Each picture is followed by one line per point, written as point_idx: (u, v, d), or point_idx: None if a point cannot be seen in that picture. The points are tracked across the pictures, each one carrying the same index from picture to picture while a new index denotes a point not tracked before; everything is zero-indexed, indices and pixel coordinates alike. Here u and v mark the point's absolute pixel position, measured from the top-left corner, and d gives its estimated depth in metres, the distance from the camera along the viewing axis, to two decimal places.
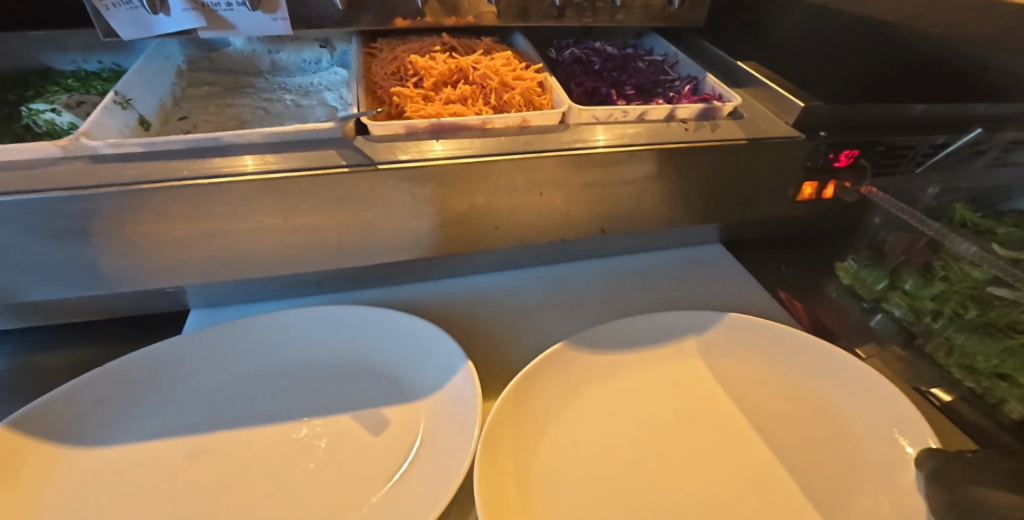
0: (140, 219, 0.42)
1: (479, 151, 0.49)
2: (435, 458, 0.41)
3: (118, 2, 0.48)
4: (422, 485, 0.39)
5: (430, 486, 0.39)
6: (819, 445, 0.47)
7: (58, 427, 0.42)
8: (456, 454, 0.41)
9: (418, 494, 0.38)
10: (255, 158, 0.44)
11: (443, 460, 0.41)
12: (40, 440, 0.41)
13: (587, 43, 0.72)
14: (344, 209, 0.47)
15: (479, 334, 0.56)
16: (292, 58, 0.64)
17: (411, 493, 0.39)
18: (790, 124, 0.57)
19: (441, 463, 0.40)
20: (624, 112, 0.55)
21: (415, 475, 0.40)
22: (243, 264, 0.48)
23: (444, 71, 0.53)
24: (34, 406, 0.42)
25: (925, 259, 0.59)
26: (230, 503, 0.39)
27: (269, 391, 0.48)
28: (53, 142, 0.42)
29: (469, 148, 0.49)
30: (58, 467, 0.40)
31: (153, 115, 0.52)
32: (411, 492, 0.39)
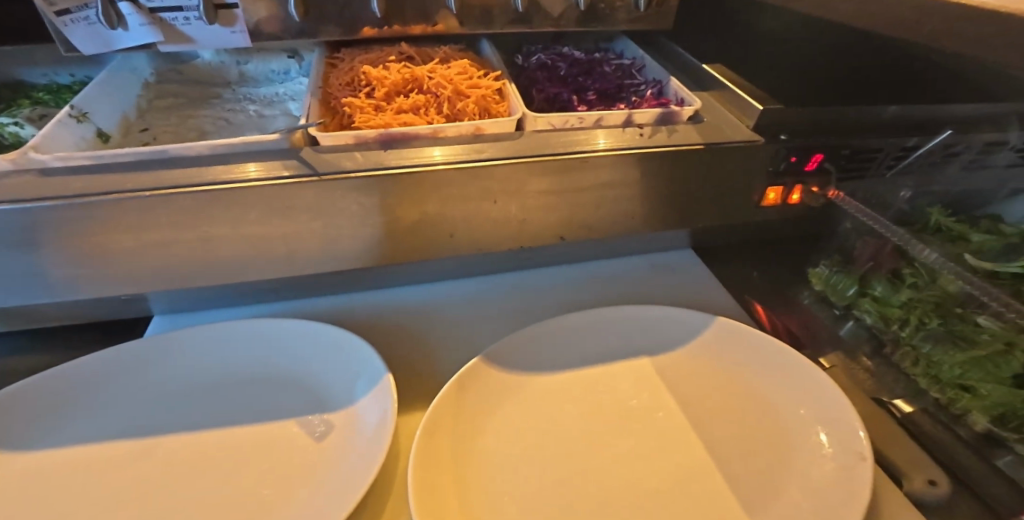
0: (88, 230, 0.43)
1: (426, 160, 0.49)
2: (352, 469, 0.41)
3: (76, 17, 0.49)
4: (332, 497, 0.39)
5: (338, 501, 0.38)
6: (760, 455, 0.45)
7: None
8: (366, 464, 0.40)
9: (327, 506, 0.38)
10: (201, 170, 0.45)
11: (356, 472, 0.40)
12: None
13: (556, 48, 0.72)
14: (292, 219, 0.47)
15: (436, 342, 0.56)
16: (259, 68, 0.66)
17: (320, 504, 0.39)
18: (751, 129, 0.56)
19: (355, 475, 0.40)
20: (579, 118, 0.55)
21: (329, 487, 0.40)
22: (195, 272, 0.48)
23: (397, 80, 0.53)
24: None
25: (892, 264, 0.58)
26: (153, 508, 0.39)
27: (206, 401, 0.48)
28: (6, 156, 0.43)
29: (416, 157, 0.49)
30: None
31: (114, 128, 0.53)
32: (321, 504, 0.39)
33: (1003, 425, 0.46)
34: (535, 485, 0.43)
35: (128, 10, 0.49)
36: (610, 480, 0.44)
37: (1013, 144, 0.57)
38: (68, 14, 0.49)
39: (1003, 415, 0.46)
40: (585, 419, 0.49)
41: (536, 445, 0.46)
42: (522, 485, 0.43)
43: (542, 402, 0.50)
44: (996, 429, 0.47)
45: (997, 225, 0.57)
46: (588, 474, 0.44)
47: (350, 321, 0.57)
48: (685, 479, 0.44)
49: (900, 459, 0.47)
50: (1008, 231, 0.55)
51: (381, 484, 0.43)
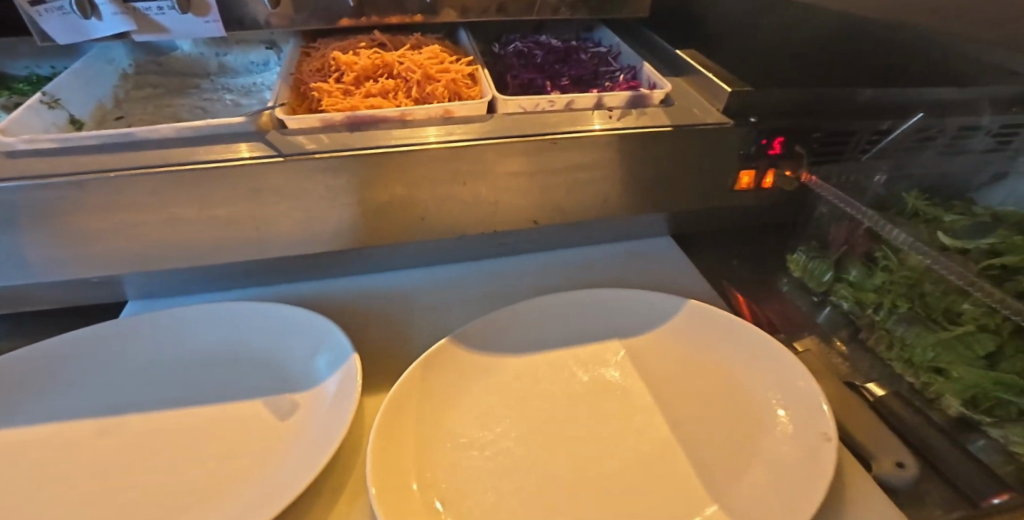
0: (55, 212, 0.44)
1: (393, 141, 0.49)
2: (312, 444, 0.41)
3: (50, 7, 0.50)
4: (291, 471, 0.39)
5: (296, 475, 0.38)
6: (728, 435, 0.45)
7: None
8: (326, 439, 0.41)
9: (286, 480, 0.38)
10: (168, 152, 0.45)
11: (316, 446, 0.41)
12: None
13: (533, 37, 0.72)
14: (260, 200, 0.48)
15: (410, 324, 0.56)
16: (239, 60, 0.67)
17: (279, 478, 0.39)
18: (721, 110, 0.56)
19: (314, 449, 0.40)
20: (549, 101, 0.55)
21: (289, 462, 0.40)
22: (166, 253, 0.49)
23: (367, 65, 0.54)
24: None
25: (865, 247, 0.58)
26: (113, 483, 0.39)
27: (174, 381, 0.48)
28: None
29: (384, 139, 0.49)
30: None
31: (88, 115, 0.54)
32: (280, 478, 0.39)
33: (974, 407, 0.45)
34: (497, 458, 0.44)
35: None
36: (574, 460, 0.44)
37: (989, 128, 0.58)
38: (42, 4, 0.49)
39: (974, 397, 0.45)
40: (552, 402, 0.49)
41: (502, 425, 0.47)
42: (484, 459, 0.43)
43: (510, 383, 0.50)
44: (968, 412, 0.46)
45: (970, 207, 0.57)
46: (555, 455, 0.44)
47: (324, 305, 0.57)
48: (648, 457, 0.44)
49: (867, 440, 0.45)
50: (980, 214, 0.55)
51: (345, 461, 0.43)
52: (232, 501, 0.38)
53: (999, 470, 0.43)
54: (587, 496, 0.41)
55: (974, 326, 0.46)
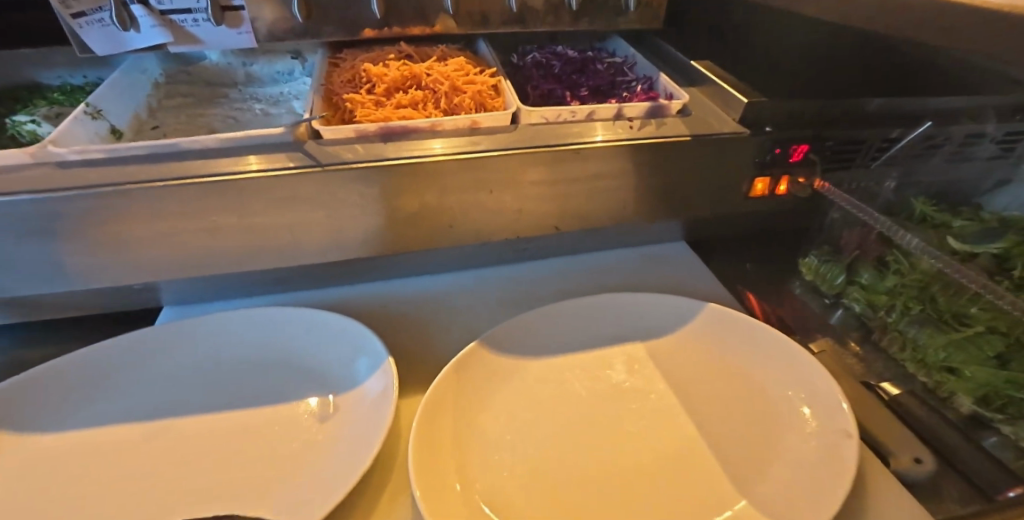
0: (102, 220, 0.45)
1: (425, 152, 0.51)
2: (353, 443, 0.43)
3: (91, 20, 0.52)
4: (335, 470, 0.41)
5: (341, 474, 0.40)
6: (752, 434, 0.47)
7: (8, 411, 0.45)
8: (367, 439, 0.42)
9: (331, 479, 0.40)
10: (210, 162, 0.47)
11: (358, 446, 0.42)
12: None
13: (551, 48, 0.74)
14: (296, 208, 0.49)
15: (437, 329, 0.58)
16: (265, 69, 0.68)
17: (324, 477, 0.41)
18: (737, 120, 0.58)
19: (356, 449, 0.42)
20: (572, 112, 0.57)
21: (332, 461, 0.42)
22: (204, 260, 0.51)
23: (396, 77, 0.56)
24: None
25: (878, 252, 0.60)
26: (162, 482, 0.41)
27: (212, 384, 0.50)
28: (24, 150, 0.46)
29: (415, 149, 0.51)
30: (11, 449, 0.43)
31: (126, 125, 0.55)
32: (324, 477, 0.41)
33: (986, 405, 0.47)
34: (530, 459, 0.45)
35: (140, 12, 0.52)
36: (604, 460, 0.45)
37: (992, 136, 0.59)
38: (83, 17, 0.51)
39: (987, 395, 0.47)
40: (580, 403, 0.50)
41: (532, 425, 0.48)
42: (518, 459, 0.45)
43: (538, 385, 0.52)
44: (981, 410, 0.48)
45: (977, 212, 0.59)
46: (586, 455, 0.46)
47: (353, 310, 0.59)
48: (676, 455, 0.46)
49: (886, 439, 0.47)
50: (987, 219, 0.57)
51: (385, 461, 0.44)
52: (280, 499, 0.39)
53: (1011, 465, 0.46)
54: (617, 494, 0.42)
55: (984, 328, 0.48)
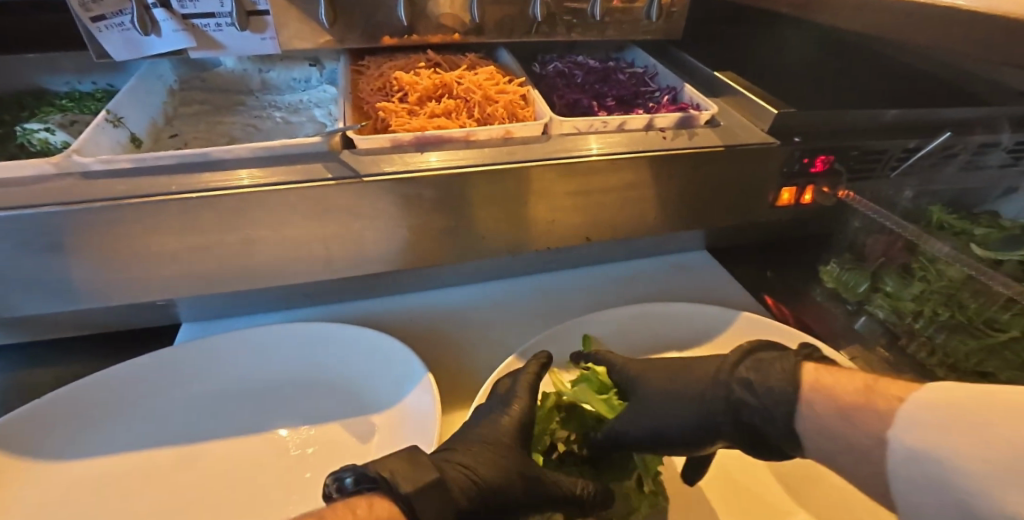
0: (130, 235, 0.43)
1: (463, 162, 0.50)
2: None
3: (110, 24, 0.49)
4: None
5: None
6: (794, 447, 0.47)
7: (34, 442, 0.44)
8: None
9: None
10: (243, 173, 0.45)
11: None
12: (17, 455, 0.43)
13: (571, 57, 0.74)
14: (330, 220, 0.48)
15: (468, 344, 0.57)
16: (282, 76, 0.66)
17: None
18: (766, 131, 0.58)
19: None
20: (604, 122, 0.56)
21: None
22: (232, 275, 0.48)
23: (428, 86, 0.55)
24: (12, 421, 0.44)
25: (903, 259, 0.60)
26: (204, 509, 0.41)
27: (242, 405, 0.49)
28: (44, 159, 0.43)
29: (454, 159, 0.50)
30: (41, 480, 0.43)
31: (144, 133, 0.53)
32: None
33: None
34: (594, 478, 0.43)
35: (163, 16, 0.50)
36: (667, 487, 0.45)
37: (1006, 145, 0.59)
38: (103, 20, 0.49)
39: None
40: None
41: None
42: None
43: None
44: None
45: (995, 220, 0.61)
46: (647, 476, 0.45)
47: (381, 323, 0.58)
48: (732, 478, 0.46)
49: None
50: (1009, 226, 0.58)
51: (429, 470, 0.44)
52: None
53: None
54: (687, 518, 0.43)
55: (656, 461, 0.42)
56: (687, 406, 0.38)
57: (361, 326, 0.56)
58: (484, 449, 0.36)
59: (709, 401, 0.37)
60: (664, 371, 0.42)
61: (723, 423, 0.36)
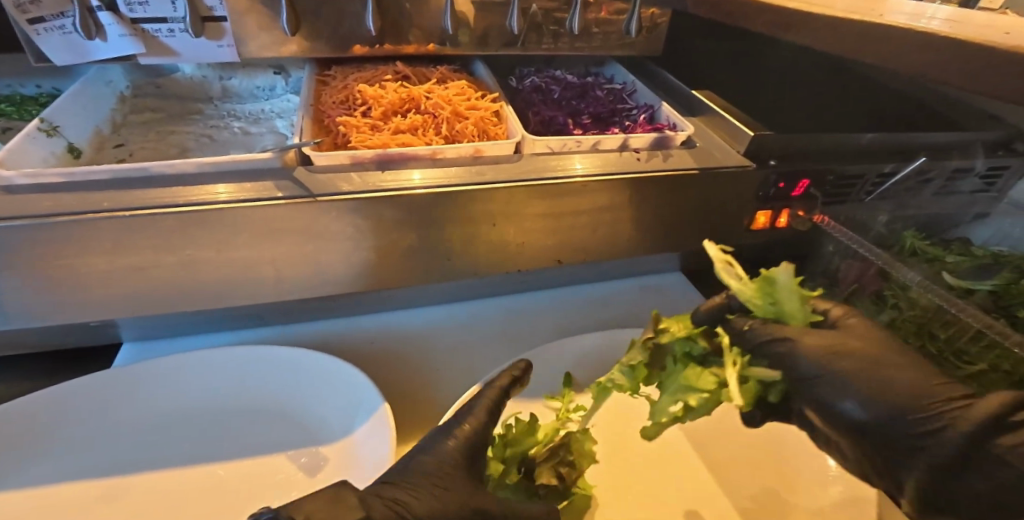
0: (54, 255, 0.40)
1: (437, 181, 0.48)
2: None
3: (50, 26, 0.46)
4: None
5: None
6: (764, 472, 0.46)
7: None
8: None
9: None
10: (189, 189, 0.43)
11: None
12: None
13: (548, 72, 0.73)
14: (284, 240, 0.45)
15: (432, 369, 0.54)
16: (244, 84, 0.64)
17: None
18: (741, 154, 0.57)
19: None
20: (577, 142, 0.55)
21: None
22: (175, 296, 0.45)
23: (394, 101, 0.54)
24: None
25: (874, 286, 0.57)
26: None
27: (185, 434, 0.46)
28: None
29: (433, 179, 0.48)
30: None
31: (85, 143, 0.49)
32: None
33: None
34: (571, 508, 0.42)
35: (108, 20, 0.46)
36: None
37: (978, 171, 0.60)
38: (41, 23, 0.45)
39: None
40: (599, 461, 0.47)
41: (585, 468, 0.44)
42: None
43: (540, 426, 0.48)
44: None
45: (966, 246, 0.59)
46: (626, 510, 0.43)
47: (341, 346, 0.55)
48: None
49: None
50: (979, 255, 0.56)
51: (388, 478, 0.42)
52: None
53: None
54: None
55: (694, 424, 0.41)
56: (877, 413, 0.28)
57: (318, 350, 0.53)
58: (429, 481, 0.33)
59: (920, 420, 0.27)
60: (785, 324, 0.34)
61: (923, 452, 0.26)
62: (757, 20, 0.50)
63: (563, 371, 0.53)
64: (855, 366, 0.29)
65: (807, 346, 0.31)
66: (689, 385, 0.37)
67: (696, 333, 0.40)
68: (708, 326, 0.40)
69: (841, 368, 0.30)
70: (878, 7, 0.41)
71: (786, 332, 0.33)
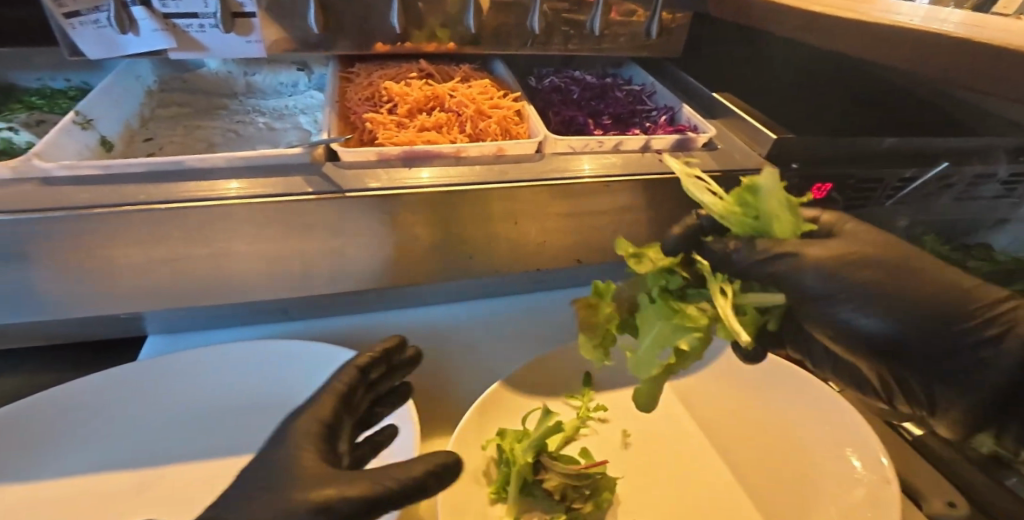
0: (87, 247, 0.40)
1: (451, 180, 0.48)
2: None
3: (85, 20, 0.47)
4: None
5: None
6: (781, 473, 0.46)
7: None
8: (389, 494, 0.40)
9: None
10: (221, 183, 0.43)
11: None
12: None
13: (568, 72, 0.73)
14: (308, 235, 0.45)
15: (451, 366, 0.54)
16: (268, 80, 0.64)
17: None
18: (763, 156, 0.57)
19: None
20: (599, 142, 0.55)
21: None
22: (203, 289, 0.46)
23: (419, 98, 0.54)
24: None
25: None
26: None
27: (210, 427, 0.47)
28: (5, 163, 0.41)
29: (444, 176, 0.49)
30: None
31: (117, 136, 0.50)
32: None
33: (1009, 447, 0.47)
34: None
35: (142, 15, 0.47)
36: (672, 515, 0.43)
37: (1000, 177, 0.59)
38: (77, 17, 0.46)
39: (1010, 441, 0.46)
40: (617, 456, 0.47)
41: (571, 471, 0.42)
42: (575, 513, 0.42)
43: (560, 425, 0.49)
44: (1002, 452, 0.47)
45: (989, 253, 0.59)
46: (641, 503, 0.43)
47: (362, 342, 0.55)
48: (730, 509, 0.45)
49: (919, 485, 0.49)
50: (1002, 261, 0.57)
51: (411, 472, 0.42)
52: None
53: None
54: None
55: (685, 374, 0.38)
56: (915, 324, 0.26)
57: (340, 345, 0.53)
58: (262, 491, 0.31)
59: (979, 328, 0.25)
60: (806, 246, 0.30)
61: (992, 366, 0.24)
62: (782, 23, 0.50)
63: (581, 371, 0.53)
64: (881, 275, 0.27)
65: (815, 259, 0.29)
66: (679, 325, 0.34)
67: (674, 266, 0.37)
68: (684, 255, 0.39)
69: (863, 278, 0.27)
70: (909, 11, 0.41)
71: (787, 248, 0.31)
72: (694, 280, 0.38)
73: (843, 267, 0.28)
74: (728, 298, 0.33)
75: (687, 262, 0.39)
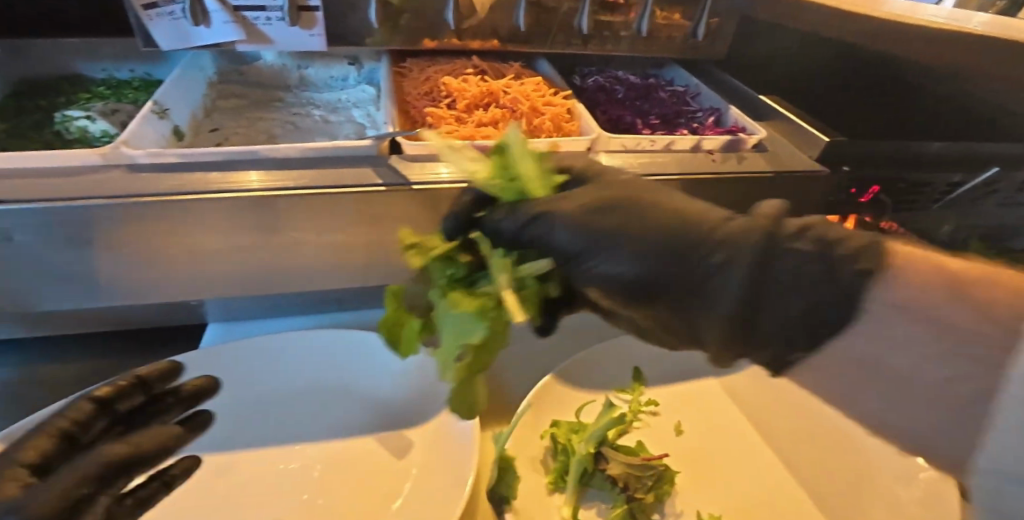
0: (162, 235, 0.41)
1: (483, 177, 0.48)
2: (442, 476, 0.42)
3: (161, 12, 0.48)
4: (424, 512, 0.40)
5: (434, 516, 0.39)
6: (835, 469, 0.47)
7: None
8: (453, 482, 0.41)
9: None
10: (294, 172, 0.44)
11: (449, 482, 0.41)
12: None
13: (611, 72, 0.74)
14: (368, 227, 0.46)
15: (500, 361, 0.55)
16: (320, 73, 0.65)
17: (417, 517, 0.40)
18: (812, 158, 0.58)
19: (447, 491, 0.41)
20: (651, 141, 0.55)
21: (415, 507, 0.41)
22: (267, 277, 0.47)
23: (477, 94, 0.56)
24: None
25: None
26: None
27: (273, 413, 0.48)
28: (94, 150, 0.43)
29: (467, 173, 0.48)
30: None
31: (188, 126, 0.52)
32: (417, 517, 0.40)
33: None
34: (656, 512, 0.42)
35: (214, 7, 0.48)
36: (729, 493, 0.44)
37: None
38: (155, 8, 0.48)
39: None
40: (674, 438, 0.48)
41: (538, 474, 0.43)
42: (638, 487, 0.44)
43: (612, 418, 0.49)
44: None
45: None
46: (700, 484, 0.45)
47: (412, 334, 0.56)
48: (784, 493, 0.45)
49: None
50: None
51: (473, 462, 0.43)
52: None
53: None
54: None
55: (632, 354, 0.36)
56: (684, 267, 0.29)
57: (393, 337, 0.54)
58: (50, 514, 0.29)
59: (710, 246, 0.29)
60: (657, 207, 0.31)
61: (825, 285, 0.26)
62: None
63: (631, 366, 0.53)
64: (620, 221, 0.31)
65: (562, 218, 0.32)
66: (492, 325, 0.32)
67: (454, 252, 0.36)
68: (460, 240, 0.36)
69: (602, 225, 0.31)
70: None
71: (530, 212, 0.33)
72: (478, 264, 0.37)
73: (607, 206, 0.31)
74: (504, 272, 0.32)
75: (468, 242, 0.37)
